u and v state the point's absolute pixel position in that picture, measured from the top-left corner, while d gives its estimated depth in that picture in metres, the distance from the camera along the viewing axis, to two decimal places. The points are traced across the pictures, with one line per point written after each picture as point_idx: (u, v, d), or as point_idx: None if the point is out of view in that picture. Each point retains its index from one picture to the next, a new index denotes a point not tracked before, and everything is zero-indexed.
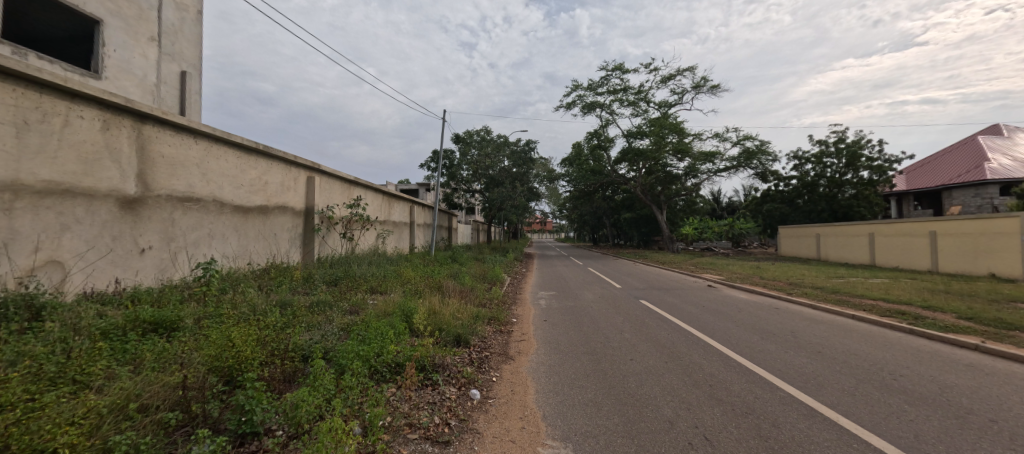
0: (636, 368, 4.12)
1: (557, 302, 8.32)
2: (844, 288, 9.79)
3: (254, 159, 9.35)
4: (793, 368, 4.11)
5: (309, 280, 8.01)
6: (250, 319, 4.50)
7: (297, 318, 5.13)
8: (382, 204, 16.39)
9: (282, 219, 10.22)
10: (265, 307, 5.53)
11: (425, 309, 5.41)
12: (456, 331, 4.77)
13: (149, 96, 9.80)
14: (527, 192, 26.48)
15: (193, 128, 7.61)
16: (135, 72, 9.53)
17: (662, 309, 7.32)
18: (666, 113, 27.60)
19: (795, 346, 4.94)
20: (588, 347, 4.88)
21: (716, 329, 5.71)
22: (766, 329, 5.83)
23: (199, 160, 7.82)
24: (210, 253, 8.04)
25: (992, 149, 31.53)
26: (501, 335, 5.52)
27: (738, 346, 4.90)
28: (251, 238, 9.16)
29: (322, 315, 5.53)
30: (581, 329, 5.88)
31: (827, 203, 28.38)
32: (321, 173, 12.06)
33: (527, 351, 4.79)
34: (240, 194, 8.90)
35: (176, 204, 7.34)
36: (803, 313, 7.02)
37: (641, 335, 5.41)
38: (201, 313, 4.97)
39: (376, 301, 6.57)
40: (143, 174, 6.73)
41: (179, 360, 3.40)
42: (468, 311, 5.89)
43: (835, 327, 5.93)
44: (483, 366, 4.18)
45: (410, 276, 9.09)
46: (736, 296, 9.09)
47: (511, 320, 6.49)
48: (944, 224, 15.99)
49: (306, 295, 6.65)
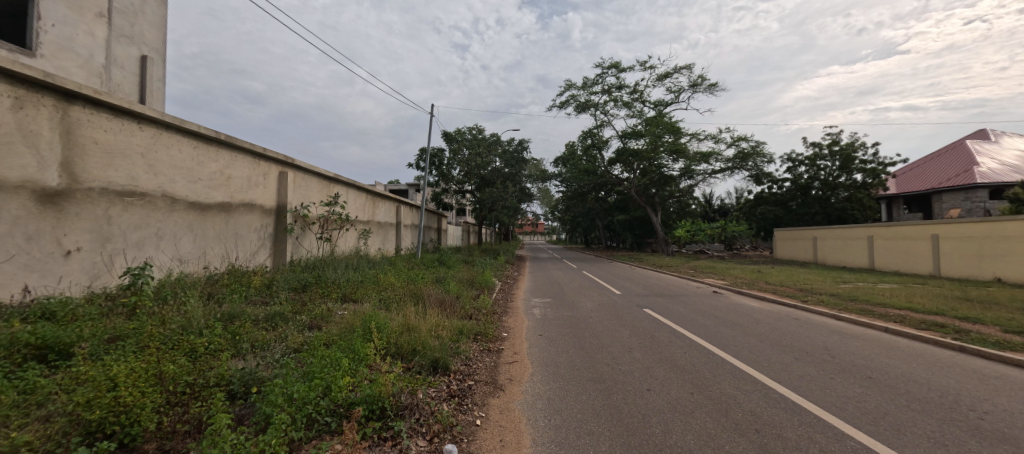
0: (656, 405, 3.28)
1: (553, 311, 7.51)
2: (859, 295, 9.09)
3: (215, 150, 8.34)
4: (851, 403, 3.31)
5: (271, 286, 7.05)
6: (171, 344, 3.56)
7: (240, 338, 4.19)
8: (365, 204, 15.41)
9: (248, 218, 9.24)
10: (204, 324, 4.56)
11: (398, 326, 4.51)
12: (433, 354, 3.87)
13: (95, 79, 8.75)
14: (519, 192, 25.78)
15: (137, 112, 6.61)
16: (79, 51, 8.47)
17: (671, 320, 6.52)
18: (662, 113, 26.97)
19: (839, 370, 4.15)
20: (594, 372, 4.05)
21: (740, 347, 4.90)
22: (795, 345, 5.05)
23: (145, 148, 6.82)
24: (157, 256, 7.02)
25: (981, 153, 31.64)
26: (490, 355, 4.63)
27: (771, 370, 4.10)
28: (210, 240, 8.17)
29: (275, 331, 4.58)
30: (582, 346, 5.03)
31: (821, 205, 28.15)
32: (296, 169, 11.08)
33: (520, 379, 3.90)
34: (197, 189, 7.90)
35: (115, 199, 6.32)
36: (829, 325, 6.26)
37: (655, 355, 4.60)
38: (117, 333, 4.01)
39: (344, 312, 5.65)
40: (70, 162, 5.71)
41: (41, 406, 2.45)
42: (450, 325, 5.01)
43: (870, 343, 5.19)
44: (465, 403, 3.28)
45: (390, 282, 8.18)
46: (748, 303, 8.35)
47: (501, 335, 5.63)
48: (947, 227, 15.52)
49: (264, 306, 5.67)
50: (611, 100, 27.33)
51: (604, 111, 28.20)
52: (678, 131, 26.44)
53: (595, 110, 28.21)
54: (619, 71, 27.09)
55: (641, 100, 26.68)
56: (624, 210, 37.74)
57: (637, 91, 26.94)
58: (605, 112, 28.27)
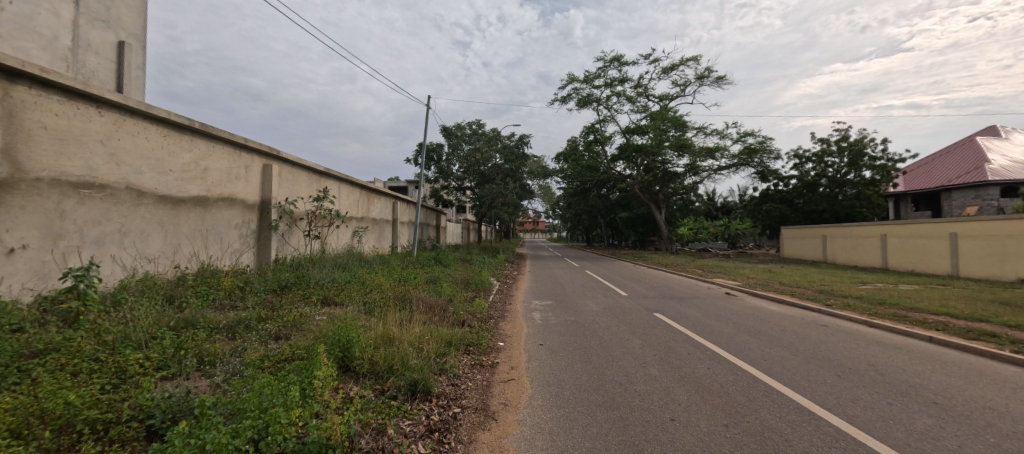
0: (685, 443, 2.63)
1: (554, 316, 6.85)
2: (885, 298, 8.37)
3: (189, 140, 7.70)
4: (928, 441, 2.65)
5: (243, 287, 6.39)
6: (85, 371, 2.89)
7: (186, 355, 3.52)
8: (359, 200, 14.78)
9: (228, 213, 8.63)
10: (150, 336, 3.91)
11: (375, 338, 3.89)
12: (413, 375, 3.22)
13: (60, 63, 8.09)
14: (519, 189, 25.02)
15: (95, 95, 5.96)
16: (42, 32, 7.82)
17: (685, 327, 5.90)
18: (666, 107, 26.21)
19: (896, 393, 3.49)
20: (604, 394, 3.42)
21: (771, 362, 4.26)
22: (834, 359, 4.40)
23: (106, 136, 6.16)
24: (119, 255, 6.38)
25: (992, 150, 30.77)
26: (482, 372, 3.98)
27: (815, 392, 3.44)
28: (183, 236, 7.56)
29: (232, 344, 3.95)
30: (589, 359, 4.40)
31: (828, 203, 27.32)
32: (281, 161, 10.41)
33: (517, 403, 3.25)
34: (169, 182, 7.27)
35: (69, 191, 5.69)
36: (863, 333, 5.61)
37: (674, 371, 3.98)
38: (38, 348, 3.34)
39: (320, 318, 5.03)
40: (13, 149, 5.06)
41: None
42: (437, 335, 4.39)
43: (919, 357, 4.53)
44: (447, 440, 2.63)
45: (377, 282, 7.54)
46: (766, 307, 7.68)
47: (496, 345, 5.00)
48: (967, 226, 14.77)
49: (230, 312, 5.07)
50: (614, 94, 26.58)
51: (607, 106, 27.46)
52: (684, 125, 25.68)
53: (597, 105, 27.49)
54: (622, 64, 26.31)
55: (645, 95, 25.93)
56: (626, 208, 37.07)
57: (641, 85, 26.15)
58: (608, 107, 27.51)
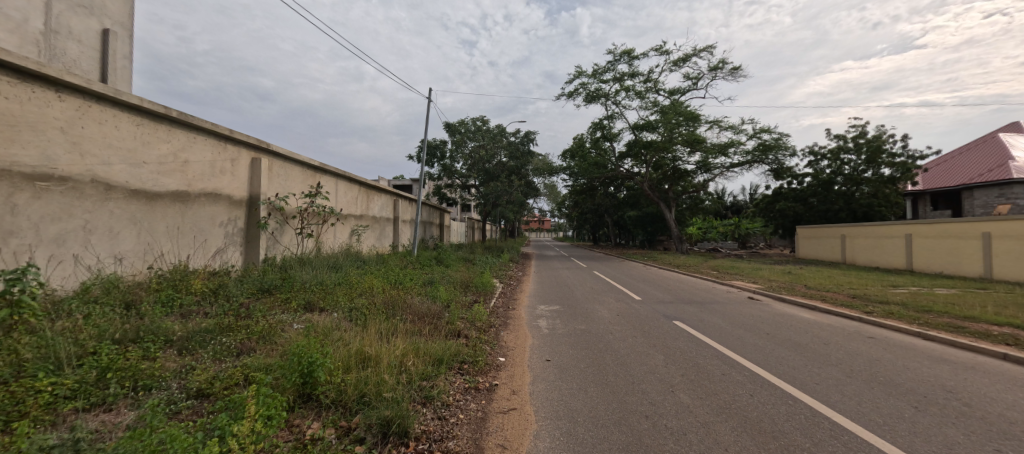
0: None
1: (562, 325, 6.12)
2: (929, 305, 7.52)
3: (166, 130, 7.11)
4: None
5: (214, 291, 5.74)
6: None
7: (113, 379, 2.87)
8: (357, 197, 14.21)
9: (212, 210, 8.07)
10: (82, 353, 3.28)
11: (348, 357, 3.23)
12: (386, 410, 2.54)
13: (32, 49, 7.55)
14: (524, 187, 24.28)
15: (52, 76, 5.36)
16: (11, 14, 7.24)
17: (714, 339, 5.18)
18: (677, 101, 25.24)
19: (998, 433, 2.75)
20: (630, 433, 2.71)
21: (826, 387, 3.52)
22: (900, 383, 3.66)
23: (67, 123, 5.58)
24: (84, 254, 5.81)
25: (1018, 147, 29.36)
26: (477, 400, 3.29)
27: (898, 434, 2.71)
28: (159, 235, 6.99)
29: (178, 363, 3.31)
30: (605, 381, 3.71)
31: (845, 201, 26.22)
32: (272, 155, 9.80)
33: (518, 448, 2.53)
34: (143, 175, 6.69)
35: (22, 183, 5.10)
36: (920, 348, 4.86)
37: (713, 399, 3.26)
38: None
39: (294, 327, 4.38)
40: None
41: None
42: (425, 352, 3.71)
43: (1003, 382, 3.76)
44: None
45: (367, 285, 6.88)
46: (799, 315, 6.90)
47: (496, 361, 4.33)
48: (1002, 226, 13.73)
49: (193, 320, 4.45)
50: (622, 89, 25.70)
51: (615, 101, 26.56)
52: (696, 120, 24.71)
53: (604, 101, 26.62)
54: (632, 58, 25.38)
55: (655, 89, 25.00)
56: (635, 207, 36.17)
57: (651, 79, 25.20)
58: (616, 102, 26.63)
